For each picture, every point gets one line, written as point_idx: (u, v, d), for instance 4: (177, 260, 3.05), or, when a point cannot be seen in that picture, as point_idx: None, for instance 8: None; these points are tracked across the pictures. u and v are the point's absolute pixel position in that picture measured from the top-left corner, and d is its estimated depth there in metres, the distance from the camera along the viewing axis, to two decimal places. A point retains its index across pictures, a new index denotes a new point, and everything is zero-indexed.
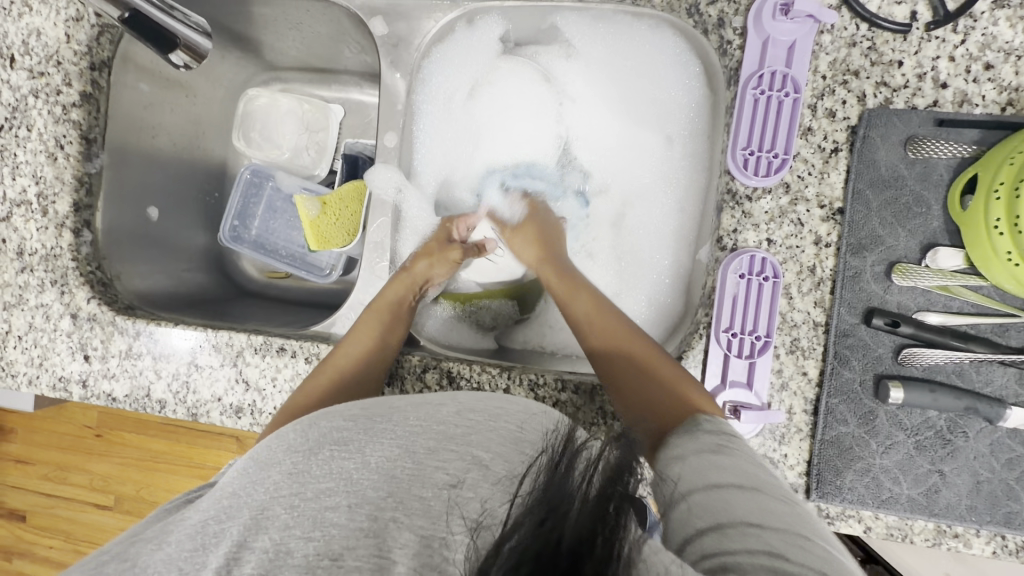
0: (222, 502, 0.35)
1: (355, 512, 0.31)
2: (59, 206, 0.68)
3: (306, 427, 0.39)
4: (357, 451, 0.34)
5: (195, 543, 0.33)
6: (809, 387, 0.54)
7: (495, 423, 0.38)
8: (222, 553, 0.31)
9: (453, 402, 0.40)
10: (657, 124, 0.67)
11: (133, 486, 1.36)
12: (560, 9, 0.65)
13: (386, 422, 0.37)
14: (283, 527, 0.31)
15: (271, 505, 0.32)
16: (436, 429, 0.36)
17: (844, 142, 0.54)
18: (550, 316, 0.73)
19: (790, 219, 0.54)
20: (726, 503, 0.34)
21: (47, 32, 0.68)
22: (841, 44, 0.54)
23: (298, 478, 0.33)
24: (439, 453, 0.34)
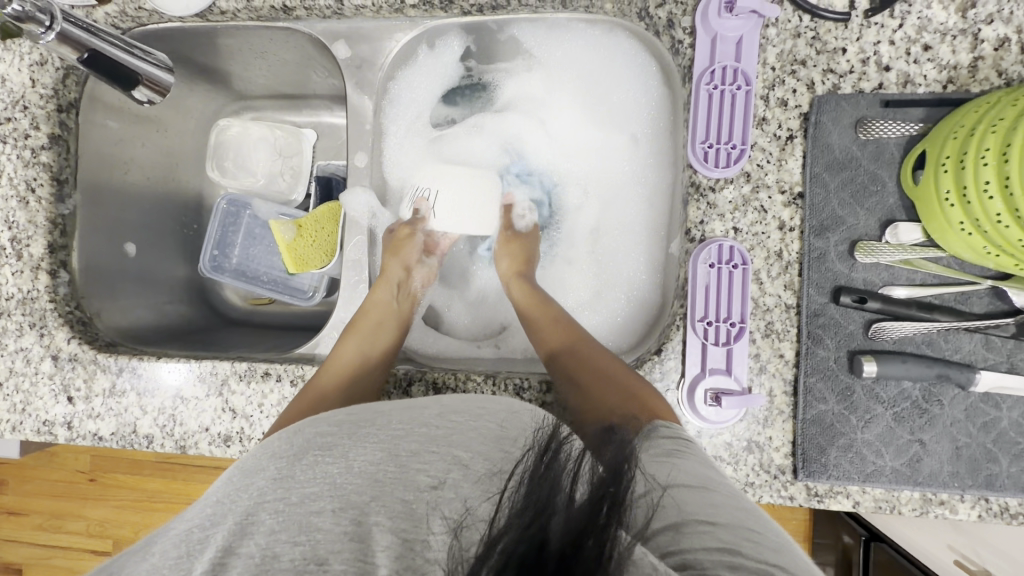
0: (207, 511, 0.35)
1: (340, 515, 0.31)
2: (33, 249, 0.68)
3: (295, 433, 0.40)
4: (341, 456, 0.35)
5: (181, 550, 0.33)
6: (786, 369, 0.56)
7: (477, 423, 0.39)
8: (211, 556, 0.31)
9: (437, 405, 0.42)
10: (620, 123, 0.69)
11: (133, 528, 1.33)
12: (515, 21, 0.67)
13: (372, 426, 0.39)
14: (271, 532, 0.31)
15: (257, 510, 0.33)
16: (414, 438, 0.37)
17: (798, 129, 0.55)
18: None
19: (754, 207, 0.56)
20: (677, 503, 0.34)
21: (11, 78, 0.67)
22: (786, 36, 0.56)
23: (281, 483, 0.34)
24: (421, 455, 0.35)
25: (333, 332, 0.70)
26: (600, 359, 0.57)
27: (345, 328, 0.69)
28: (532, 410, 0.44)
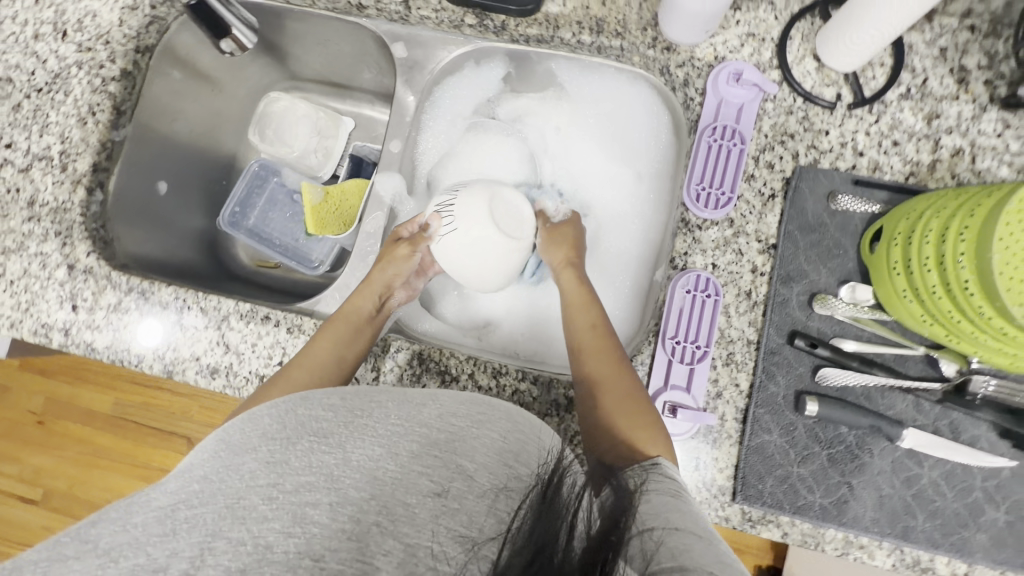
0: (187, 490, 0.36)
1: (338, 511, 0.34)
2: (78, 165, 0.73)
3: (283, 413, 0.43)
4: (339, 447, 0.38)
5: (164, 528, 0.34)
6: (739, 398, 0.61)
7: (478, 431, 0.43)
8: (194, 541, 0.33)
9: (434, 404, 0.46)
10: (628, 161, 0.77)
11: (65, 482, 1.37)
12: (556, 57, 0.75)
13: (366, 417, 0.42)
14: (261, 519, 0.34)
15: (247, 495, 0.35)
16: (416, 436, 0.41)
17: (780, 190, 0.64)
18: (526, 322, 0.78)
19: (732, 249, 0.63)
20: (688, 552, 0.39)
21: (102, 15, 0.75)
22: (781, 111, 0.65)
23: (276, 468, 0.36)
24: (424, 457, 0.39)
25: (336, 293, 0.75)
26: (625, 386, 0.58)
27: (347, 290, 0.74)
28: (532, 420, 0.49)
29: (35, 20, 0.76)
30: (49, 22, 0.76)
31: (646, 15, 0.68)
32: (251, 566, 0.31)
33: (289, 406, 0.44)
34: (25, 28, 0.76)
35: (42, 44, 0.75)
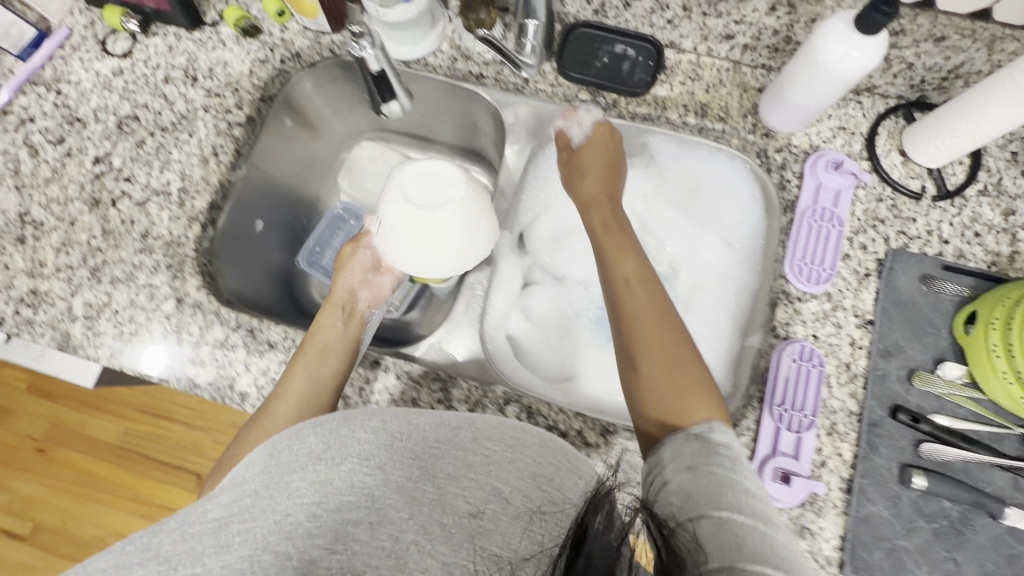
0: (240, 501, 0.40)
1: (378, 530, 0.38)
2: (196, 202, 0.75)
3: (330, 432, 0.45)
4: (378, 468, 0.42)
5: (218, 539, 0.38)
6: (843, 467, 0.63)
7: (513, 454, 0.46)
8: (245, 553, 0.37)
9: (468, 427, 0.48)
10: (717, 230, 0.81)
11: (58, 514, 1.47)
12: (654, 133, 0.80)
13: (407, 440, 0.45)
14: (308, 534, 0.37)
15: (312, 512, 0.39)
16: (453, 458, 0.44)
17: (874, 270, 0.69)
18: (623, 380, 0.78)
19: (831, 322, 0.67)
20: (738, 546, 0.40)
21: (234, 65, 0.80)
22: (870, 199, 0.71)
23: (321, 487, 0.40)
24: (460, 479, 0.43)
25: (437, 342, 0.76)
26: (665, 346, 0.59)
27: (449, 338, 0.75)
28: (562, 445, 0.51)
29: (167, 65, 0.81)
30: (181, 68, 0.80)
31: (746, 104, 0.75)
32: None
33: (334, 425, 0.45)
34: (158, 72, 0.80)
35: (171, 87, 0.80)
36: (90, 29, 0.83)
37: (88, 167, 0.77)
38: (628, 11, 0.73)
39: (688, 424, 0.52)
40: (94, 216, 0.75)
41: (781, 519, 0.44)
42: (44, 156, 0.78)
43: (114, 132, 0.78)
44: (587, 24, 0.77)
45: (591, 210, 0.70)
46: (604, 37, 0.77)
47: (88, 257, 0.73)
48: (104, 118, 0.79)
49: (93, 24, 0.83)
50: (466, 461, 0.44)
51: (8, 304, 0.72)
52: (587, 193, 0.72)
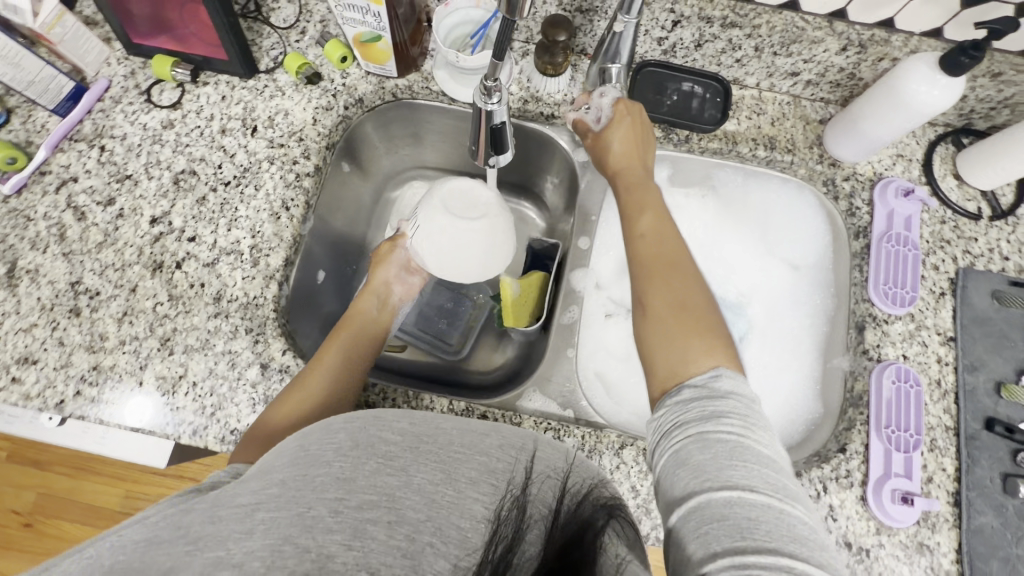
0: (263, 496, 0.40)
1: (395, 530, 0.38)
2: (271, 260, 0.71)
3: (356, 432, 0.44)
4: (402, 470, 0.41)
5: (245, 526, 0.38)
6: (949, 481, 0.66)
7: (536, 459, 0.45)
8: (267, 543, 0.37)
9: (496, 432, 0.47)
10: (782, 255, 0.84)
11: None
12: (720, 164, 0.83)
13: (432, 444, 0.44)
14: (328, 530, 0.37)
15: (316, 506, 0.39)
16: (477, 462, 0.43)
17: (948, 289, 0.73)
18: None
19: (918, 341, 0.71)
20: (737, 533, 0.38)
21: (295, 113, 0.77)
22: (935, 221, 0.75)
23: (344, 484, 0.40)
24: (478, 484, 0.42)
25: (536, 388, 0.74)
26: (691, 293, 0.55)
27: (549, 383, 0.73)
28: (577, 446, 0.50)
29: (222, 115, 0.77)
30: (238, 118, 0.77)
31: (810, 135, 0.79)
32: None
33: (361, 424, 0.45)
34: (212, 122, 0.76)
35: (229, 139, 0.76)
36: (130, 80, 0.78)
37: (145, 228, 0.72)
38: (699, 51, 0.75)
39: (688, 376, 0.49)
40: (158, 281, 0.70)
41: (827, 536, 0.40)
42: (93, 218, 0.72)
43: (170, 188, 0.73)
44: (655, 63, 0.78)
45: (617, 175, 0.68)
46: (672, 75, 0.78)
47: (155, 326, 0.68)
48: (157, 175, 0.74)
49: (134, 74, 0.78)
50: (468, 463, 0.43)
51: (67, 384, 0.66)
52: (638, 205, 0.64)
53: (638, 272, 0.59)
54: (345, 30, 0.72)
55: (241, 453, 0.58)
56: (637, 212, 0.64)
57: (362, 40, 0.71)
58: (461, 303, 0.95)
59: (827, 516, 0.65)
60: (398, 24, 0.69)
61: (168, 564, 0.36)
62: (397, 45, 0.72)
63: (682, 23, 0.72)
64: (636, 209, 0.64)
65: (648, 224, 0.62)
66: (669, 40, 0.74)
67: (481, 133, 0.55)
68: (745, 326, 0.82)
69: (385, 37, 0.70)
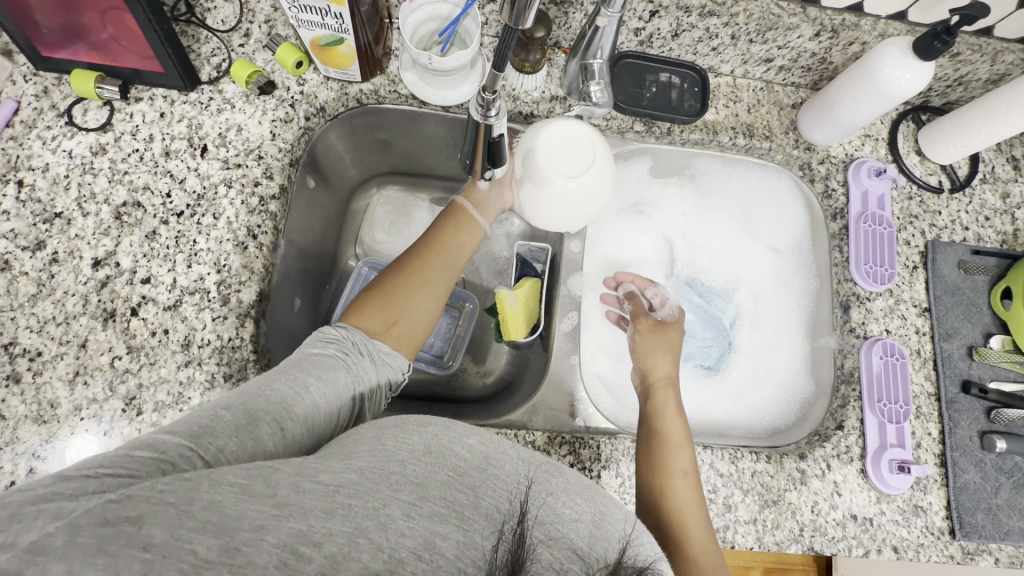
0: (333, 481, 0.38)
1: (465, 551, 0.36)
2: (243, 296, 0.64)
3: (424, 439, 0.42)
4: (472, 489, 0.40)
5: (329, 504, 0.36)
6: (935, 444, 0.70)
7: (601, 508, 0.42)
8: (340, 535, 0.35)
9: (566, 475, 0.44)
10: (762, 239, 0.86)
11: None
12: (700, 154, 0.83)
13: (495, 468, 0.42)
14: (400, 532, 0.36)
15: (388, 504, 0.37)
16: (545, 498, 0.41)
17: (919, 262, 0.77)
18: (715, 400, 0.80)
19: (898, 314, 0.74)
20: None
21: (249, 128, 0.69)
22: (903, 197, 0.79)
23: (418, 491, 0.38)
24: (547, 528, 0.39)
25: (545, 403, 0.74)
26: (710, 549, 0.54)
27: (555, 395, 0.74)
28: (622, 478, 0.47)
29: (164, 135, 0.68)
30: (183, 137, 0.68)
31: (785, 121, 0.80)
32: None
33: (433, 429, 0.43)
34: (153, 144, 0.67)
35: (176, 162, 0.67)
36: (44, 100, 0.67)
37: (87, 273, 0.63)
38: (675, 41, 0.74)
39: None
40: (111, 332, 0.62)
41: None
42: (21, 267, 0.62)
43: (112, 225, 0.64)
44: (632, 54, 0.76)
45: (656, 390, 0.68)
46: (649, 67, 0.77)
47: (116, 384, 0.60)
48: (93, 210, 0.65)
49: (48, 93, 0.67)
50: (552, 509, 0.40)
51: (16, 462, 0.57)
52: (680, 420, 0.64)
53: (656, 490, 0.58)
54: (301, 34, 0.64)
55: (356, 319, 0.58)
56: (674, 430, 0.63)
57: (320, 44, 0.65)
58: (447, 311, 0.90)
59: (833, 492, 0.67)
60: (362, 25, 0.63)
61: (257, 522, 0.35)
62: (361, 49, 0.66)
63: (660, 13, 0.69)
64: (674, 430, 0.63)
65: (681, 443, 0.62)
66: (645, 31, 0.72)
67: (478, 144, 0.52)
68: (735, 313, 0.83)
69: (348, 39, 0.64)
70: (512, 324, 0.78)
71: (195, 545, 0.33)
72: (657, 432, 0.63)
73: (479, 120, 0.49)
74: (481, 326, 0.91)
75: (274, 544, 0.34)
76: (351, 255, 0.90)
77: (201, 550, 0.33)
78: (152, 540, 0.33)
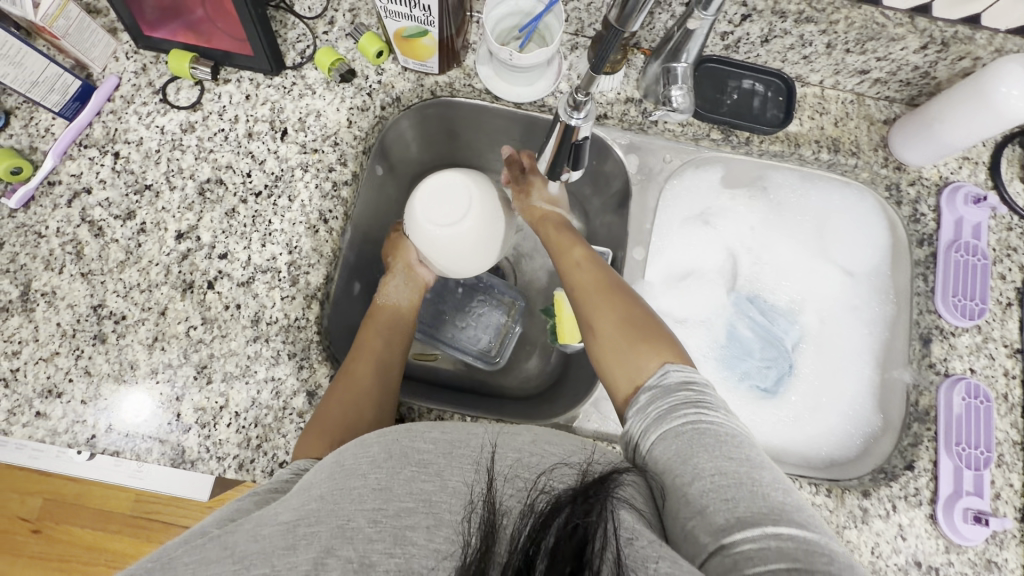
0: (305, 507, 0.40)
1: (435, 533, 0.38)
2: (311, 278, 0.66)
3: (386, 442, 0.43)
4: (436, 475, 0.41)
5: (286, 541, 0.38)
6: (1016, 497, 0.65)
7: (552, 459, 0.43)
8: (310, 555, 0.37)
9: (527, 431, 0.45)
10: (836, 259, 0.81)
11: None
12: (776, 165, 0.80)
13: (465, 448, 0.43)
14: (368, 540, 0.37)
15: (354, 518, 0.39)
16: (511, 456, 0.42)
17: (1015, 299, 0.71)
18: (772, 424, 0.76)
19: (985, 353, 0.69)
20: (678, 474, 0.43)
21: (328, 115, 0.71)
22: (1002, 227, 0.73)
23: (380, 494, 0.40)
24: (513, 480, 0.41)
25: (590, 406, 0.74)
26: (617, 315, 0.59)
27: (604, 401, 0.74)
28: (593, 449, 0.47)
29: (248, 116, 0.70)
30: (265, 120, 0.70)
31: (875, 137, 0.75)
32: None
33: (394, 435, 0.44)
34: (237, 125, 0.70)
35: (257, 143, 0.69)
36: (142, 76, 0.71)
37: (170, 244, 0.66)
38: (764, 47, 0.71)
39: (644, 380, 0.52)
40: (189, 302, 0.64)
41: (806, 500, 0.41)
42: (112, 234, 0.66)
43: (195, 200, 0.67)
44: (715, 59, 0.74)
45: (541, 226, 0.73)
46: (733, 72, 0.74)
47: (190, 353, 0.63)
48: (179, 184, 0.68)
49: (147, 70, 0.71)
50: (517, 467, 0.42)
51: (97, 417, 0.61)
52: (566, 248, 0.69)
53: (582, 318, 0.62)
54: (386, 24, 0.65)
55: (313, 446, 0.55)
56: (565, 258, 0.68)
57: (404, 35, 0.65)
58: (495, 307, 0.91)
59: (896, 536, 0.63)
60: (447, 18, 0.63)
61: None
62: (443, 41, 0.66)
63: (752, 18, 0.66)
64: (566, 258, 0.67)
65: (573, 256, 0.67)
66: (733, 36, 0.69)
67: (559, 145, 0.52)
68: (799, 335, 0.79)
69: (431, 32, 0.64)
70: (565, 328, 0.77)
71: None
72: (573, 296, 0.64)
73: (565, 120, 0.49)
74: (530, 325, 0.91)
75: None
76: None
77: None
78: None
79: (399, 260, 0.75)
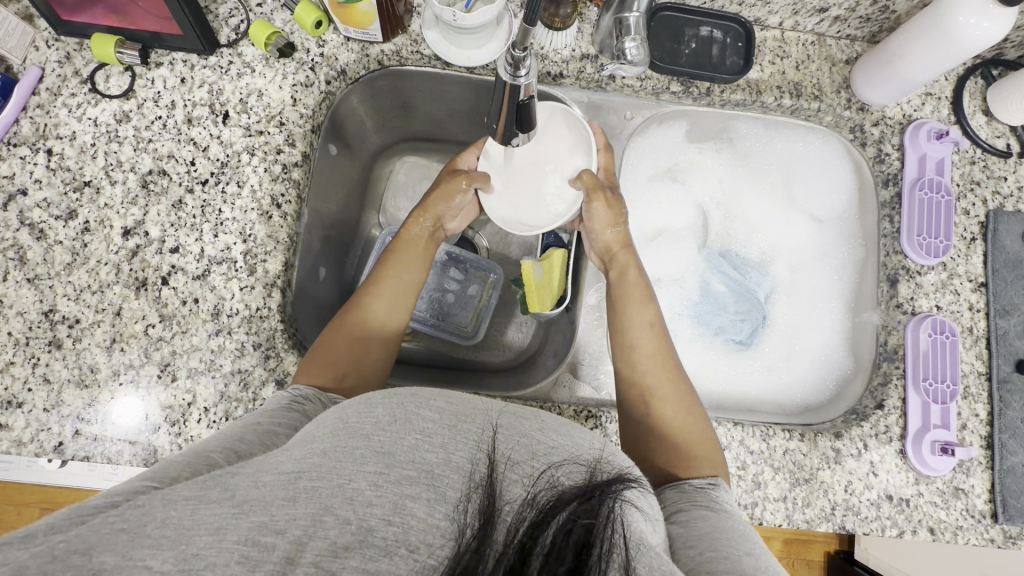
0: (312, 456, 0.37)
1: (436, 507, 0.34)
2: (269, 265, 0.64)
3: (391, 402, 0.40)
4: (442, 446, 0.37)
5: (288, 491, 0.34)
6: (982, 426, 0.67)
7: (565, 455, 0.40)
8: (310, 510, 0.33)
9: (534, 416, 0.42)
10: (803, 207, 0.81)
11: None
12: (741, 116, 0.78)
13: (472, 421, 0.40)
14: (368, 504, 0.34)
15: (355, 478, 0.35)
16: (515, 439, 0.39)
17: (978, 234, 0.71)
18: (749, 373, 0.77)
19: (950, 290, 0.70)
20: (720, 536, 0.42)
21: (270, 93, 0.67)
22: (965, 162, 0.73)
23: (383, 459, 0.36)
24: (517, 465, 0.37)
25: (565, 372, 0.74)
26: (675, 401, 0.58)
27: (579, 367, 0.74)
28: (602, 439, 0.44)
29: (185, 101, 0.67)
30: (204, 103, 0.67)
31: (837, 78, 0.74)
32: (354, 545, 0.32)
33: (400, 399, 0.40)
34: (175, 111, 0.66)
35: (198, 129, 0.66)
36: (67, 66, 0.67)
37: (118, 242, 0.63)
38: None
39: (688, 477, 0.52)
40: (144, 300, 0.62)
41: None
42: (55, 236, 0.63)
43: (138, 193, 0.64)
44: (670, 6, 0.72)
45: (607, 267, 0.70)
46: (690, 20, 0.72)
47: (151, 352, 0.62)
48: (120, 178, 0.65)
49: (71, 59, 0.67)
50: (525, 450, 0.39)
51: (63, 424, 0.60)
52: (623, 299, 0.66)
53: (631, 376, 0.61)
54: None
55: (311, 373, 0.56)
56: (624, 312, 0.65)
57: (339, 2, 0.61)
58: (470, 281, 0.90)
59: (868, 472, 0.65)
60: None
61: (217, 524, 0.33)
62: (382, 5, 0.62)
63: None
64: (626, 312, 0.65)
65: (641, 315, 0.64)
66: None
67: (506, 110, 0.49)
68: (771, 286, 0.80)
69: None
70: (535, 297, 0.77)
71: (149, 560, 0.31)
72: (633, 358, 0.62)
73: (506, 80, 0.47)
74: (505, 297, 0.90)
75: (235, 540, 0.32)
76: (373, 223, 0.89)
77: (157, 565, 0.31)
78: (104, 565, 0.31)
79: (433, 206, 0.71)
